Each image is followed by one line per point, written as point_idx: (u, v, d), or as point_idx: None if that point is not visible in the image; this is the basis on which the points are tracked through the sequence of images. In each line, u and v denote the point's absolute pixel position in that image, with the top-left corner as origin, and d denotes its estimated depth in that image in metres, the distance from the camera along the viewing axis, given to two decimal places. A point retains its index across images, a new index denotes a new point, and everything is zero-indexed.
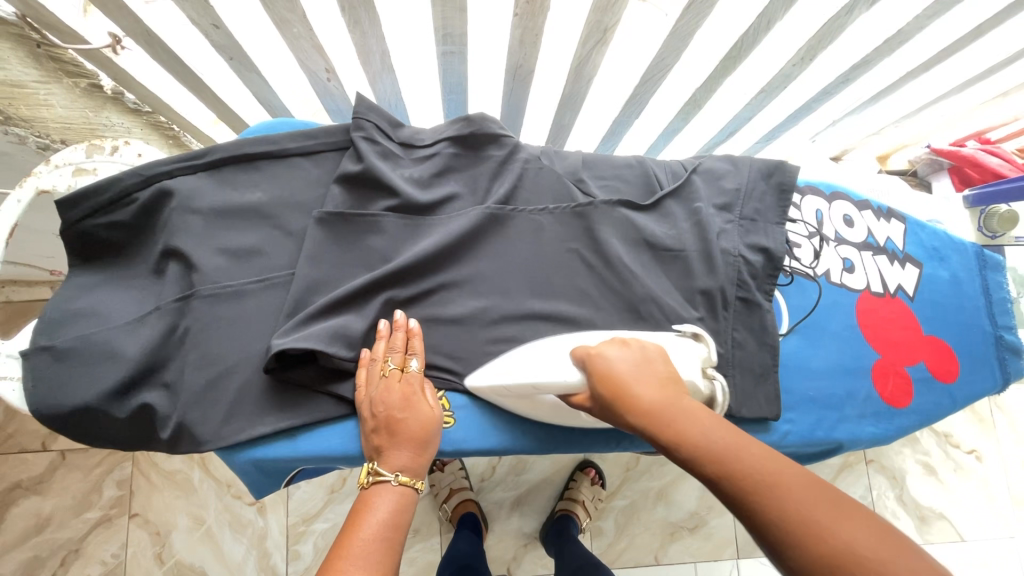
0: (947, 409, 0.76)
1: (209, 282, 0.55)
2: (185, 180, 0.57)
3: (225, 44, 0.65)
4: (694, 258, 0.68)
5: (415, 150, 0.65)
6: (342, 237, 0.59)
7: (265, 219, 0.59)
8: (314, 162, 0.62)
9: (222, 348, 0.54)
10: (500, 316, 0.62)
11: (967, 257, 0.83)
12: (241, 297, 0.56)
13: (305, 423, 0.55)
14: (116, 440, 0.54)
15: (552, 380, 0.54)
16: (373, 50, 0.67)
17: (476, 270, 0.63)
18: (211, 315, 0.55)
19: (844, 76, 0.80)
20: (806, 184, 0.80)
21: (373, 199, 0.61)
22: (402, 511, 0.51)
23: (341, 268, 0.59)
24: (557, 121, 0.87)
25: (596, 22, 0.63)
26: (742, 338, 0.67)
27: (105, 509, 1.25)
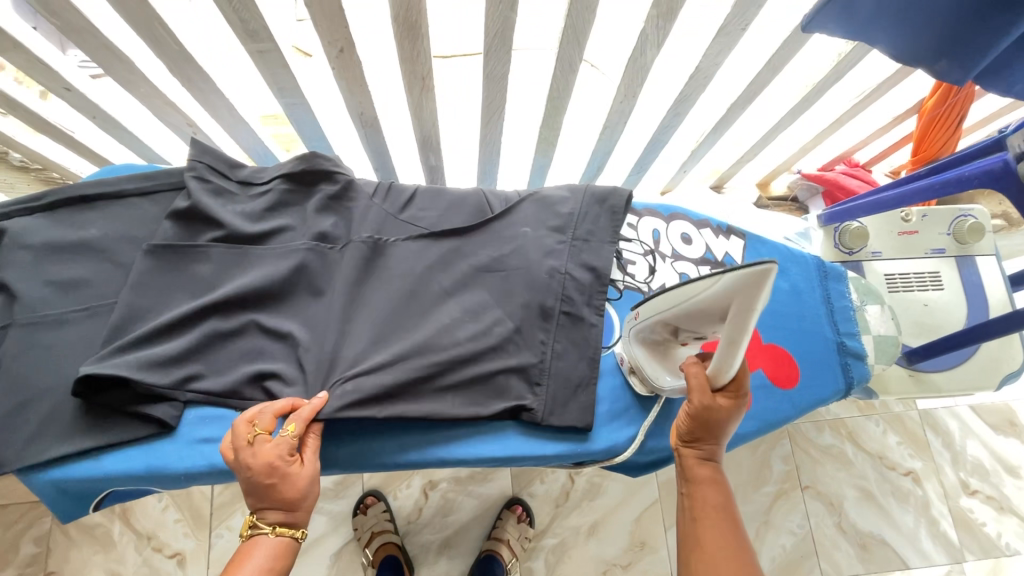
0: (787, 415, 0.78)
1: (28, 311, 0.59)
2: (21, 220, 0.63)
3: (84, 105, 0.72)
4: (518, 276, 0.72)
5: (251, 188, 0.70)
6: (166, 266, 0.64)
7: (96, 253, 0.64)
8: (147, 201, 0.67)
9: (34, 372, 0.57)
10: (320, 337, 0.64)
11: (808, 269, 0.87)
12: (61, 324, 0.60)
13: (106, 443, 0.57)
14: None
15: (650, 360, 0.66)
16: (218, 103, 0.74)
17: (301, 295, 0.66)
18: (26, 341, 0.58)
19: (673, 111, 0.85)
20: (645, 206, 0.86)
21: (201, 231, 0.66)
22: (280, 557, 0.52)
23: (164, 296, 0.63)
24: (423, 161, 0.94)
25: (411, 71, 0.71)
26: (563, 350, 0.69)
27: (21, 567, 1.28)
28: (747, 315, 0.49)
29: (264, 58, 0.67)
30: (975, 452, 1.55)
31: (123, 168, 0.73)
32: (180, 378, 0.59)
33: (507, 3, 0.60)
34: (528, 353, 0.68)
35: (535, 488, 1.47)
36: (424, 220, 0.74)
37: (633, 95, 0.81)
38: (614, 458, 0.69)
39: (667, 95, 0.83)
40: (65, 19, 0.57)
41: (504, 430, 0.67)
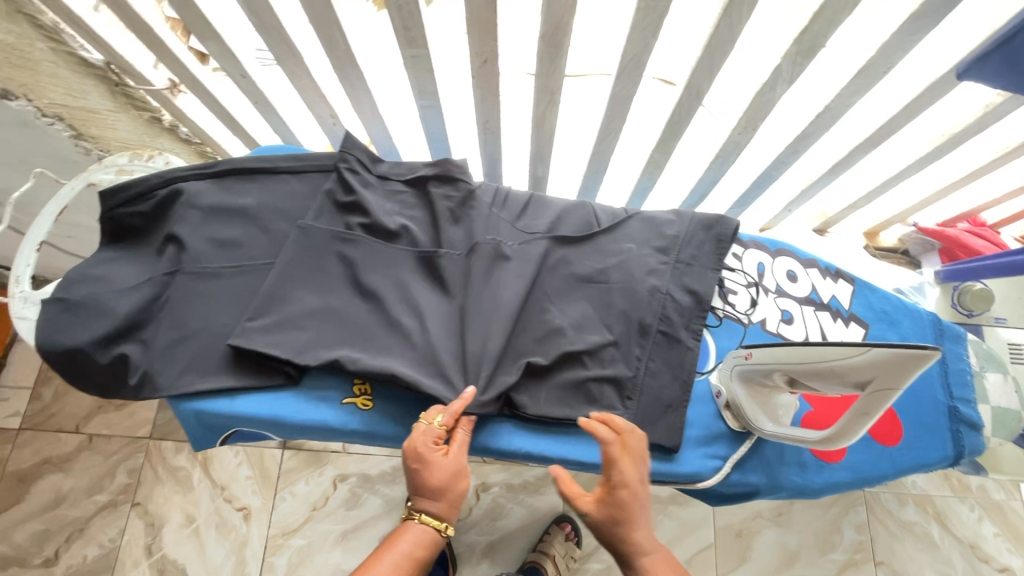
0: (886, 473, 0.73)
1: (194, 262, 0.68)
2: (194, 183, 0.72)
3: (252, 90, 0.82)
4: (617, 291, 0.73)
5: (388, 183, 0.76)
6: (312, 246, 0.69)
7: (249, 219, 0.72)
8: (297, 180, 0.74)
9: (191, 316, 0.65)
10: (440, 334, 0.68)
11: (921, 324, 0.83)
12: (216, 277, 0.68)
13: (244, 385, 0.64)
14: (93, 383, 0.65)
15: (749, 401, 0.67)
16: (363, 100, 0.82)
17: (416, 286, 0.70)
18: (189, 287, 0.66)
19: (792, 147, 0.84)
20: (751, 239, 0.85)
21: (345, 217, 0.72)
22: (427, 542, 0.56)
23: (300, 269, 0.68)
24: (531, 171, 0.98)
25: (543, 86, 0.75)
26: (656, 368, 0.70)
27: (113, 494, 1.41)
28: (886, 393, 0.50)
29: (414, 63, 0.73)
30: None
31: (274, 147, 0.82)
32: (306, 349, 0.64)
33: (651, 29, 0.64)
34: (622, 367, 0.69)
35: None
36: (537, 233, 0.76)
37: (753, 128, 0.81)
38: (697, 483, 0.68)
39: (789, 130, 0.82)
40: (261, 15, 0.66)
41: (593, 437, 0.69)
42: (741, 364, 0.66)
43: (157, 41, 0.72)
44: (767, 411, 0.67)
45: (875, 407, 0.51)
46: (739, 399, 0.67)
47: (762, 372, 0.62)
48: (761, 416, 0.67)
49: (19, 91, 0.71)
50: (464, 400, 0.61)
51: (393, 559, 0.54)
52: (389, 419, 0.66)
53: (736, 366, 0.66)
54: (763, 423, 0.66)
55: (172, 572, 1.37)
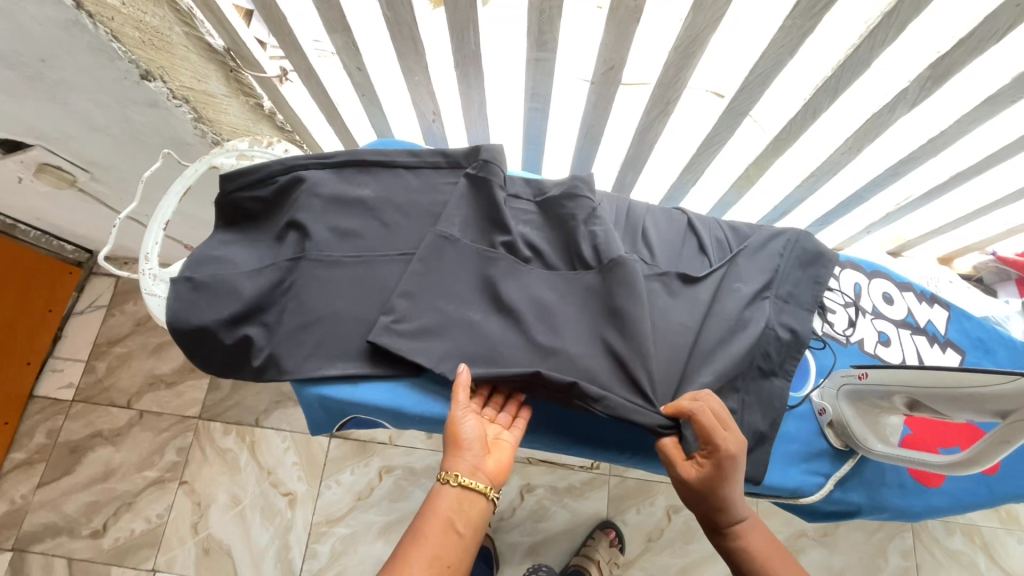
0: (981, 500, 0.73)
1: (317, 250, 0.69)
2: (315, 172, 0.73)
3: (362, 83, 0.84)
4: (721, 323, 0.70)
5: (518, 200, 0.75)
6: (441, 259, 0.69)
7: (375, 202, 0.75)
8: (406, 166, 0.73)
9: (316, 302, 0.67)
10: (569, 357, 0.66)
11: (1016, 354, 0.83)
12: (339, 266, 0.69)
13: (368, 373, 0.65)
14: (216, 362, 0.67)
15: (857, 422, 0.67)
16: (473, 99, 0.83)
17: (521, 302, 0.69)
18: (313, 274, 0.68)
19: (893, 169, 0.85)
20: (848, 259, 0.85)
21: (474, 231, 0.72)
22: (476, 504, 0.59)
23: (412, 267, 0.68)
24: (619, 178, 0.99)
25: (660, 96, 0.76)
26: (752, 404, 0.69)
27: (162, 470, 1.41)
28: None
29: (536, 66, 0.74)
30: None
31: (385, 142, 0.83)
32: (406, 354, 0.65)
33: (789, 47, 0.64)
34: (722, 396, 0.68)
35: (629, 517, 1.45)
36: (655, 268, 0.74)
37: (858, 150, 0.81)
38: (799, 499, 0.69)
39: (892, 152, 0.82)
40: (399, 12, 0.68)
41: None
42: (854, 385, 0.66)
43: (286, 30, 0.74)
44: (875, 432, 0.67)
45: (1014, 436, 0.52)
46: (850, 418, 0.68)
47: (881, 393, 0.62)
48: (868, 436, 0.67)
49: (157, 70, 0.71)
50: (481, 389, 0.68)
51: (444, 528, 0.56)
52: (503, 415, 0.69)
53: (848, 385, 0.67)
54: (871, 445, 0.66)
55: (217, 552, 1.36)
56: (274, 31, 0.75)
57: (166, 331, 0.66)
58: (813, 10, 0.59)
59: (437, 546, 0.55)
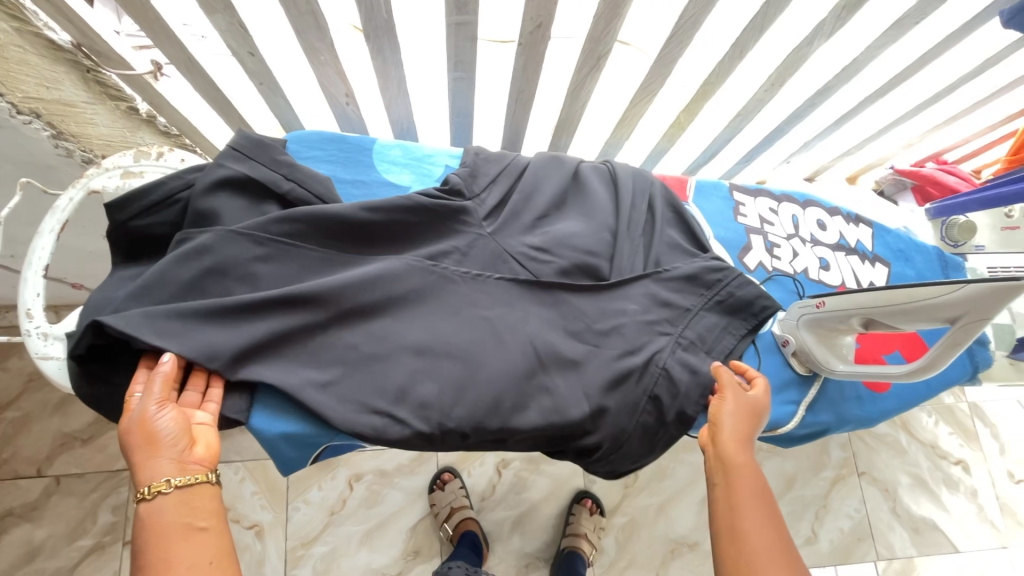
0: (923, 395, 0.81)
1: (238, 264, 0.60)
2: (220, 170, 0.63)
3: (257, 70, 0.73)
4: (606, 361, 0.67)
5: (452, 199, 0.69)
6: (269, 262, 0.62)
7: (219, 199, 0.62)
8: (240, 160, 0.63)
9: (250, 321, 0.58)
10: (395, 375, 0.60)
11: (930, 259, 0.91)
12: (269, 278, 0.61)
13: (340, 395, 0.58)
14: (105, 409, 0.55)
15: (819, 348, 0.71)
16: (391, 75, 0.75)
17: (435, 300, 0.65)
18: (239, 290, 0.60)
19: (810, 101, 0.88)
20: (782, 193, 0.88)
21: (300, 240, 0.63)
22: (206, 496, 0.48)
23: (294, 274, 0.63)
24: (554, 141, 0.96)
25: (591, 50, 0.72)
26: (625, 441, 0.67)
27: (98, 536, 1.24)
28: (979, 322, 0.55)
29: (456, 32, 0.68)
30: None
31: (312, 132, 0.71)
32: (311, 389, 0.57)
33: None
34: (665, 387, 0.68)
35: (604, 468, 1.49)
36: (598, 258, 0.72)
37: (779, 85, 0.83)
38: (777, 430, 0.73)
39: (809, 84, 0.85)
40: None
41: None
42: (813, 314, 0.69)
43: (151, 15, 0.62)
44: (832, 358, 0.71)
45: (963, 339, 0.57)
46: (807, 345, 0.72)
47: (840, 317, 0.66)
48: (828, 360, 0.71)
49: None
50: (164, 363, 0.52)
51: (180, 533, 0.45)
52: None
53: (809, 316, 0.70)
54: (831, 366, 0.71)
55: None
56: (138, 17, 0.62)
57: (78, 401, 0.55)
58: None
59: (187, 557, 0.44)
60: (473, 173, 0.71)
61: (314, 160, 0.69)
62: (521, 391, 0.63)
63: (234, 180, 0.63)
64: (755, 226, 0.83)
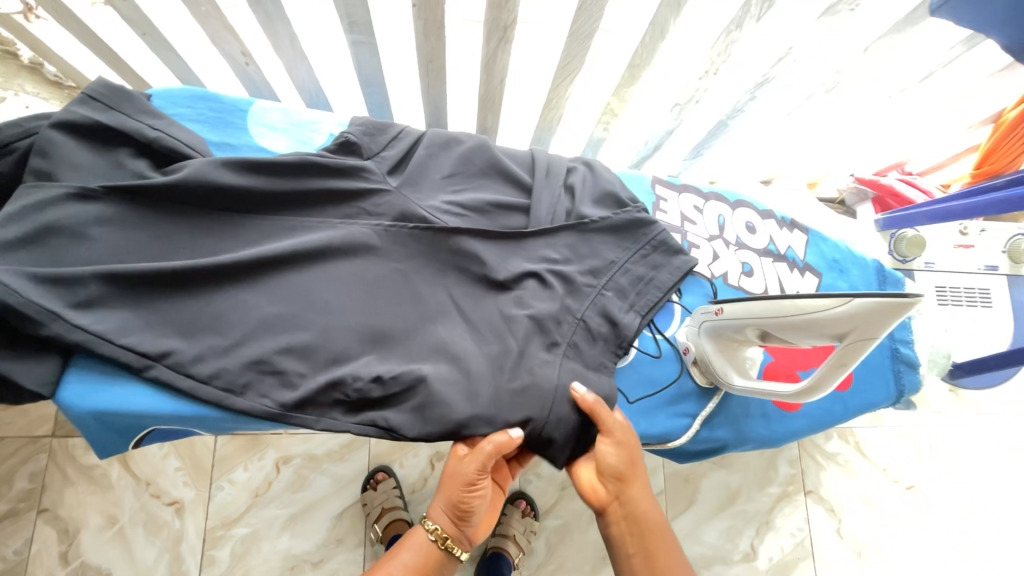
0: (839, 417, 0.77)
1: (80, 220, 0.56)
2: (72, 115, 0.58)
3: (135, 18, 0.67)
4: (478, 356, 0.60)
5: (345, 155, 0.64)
6: (119, 226, 0.57)
7: (64, 150, 0.57)
8: (97, 109, 0.58)
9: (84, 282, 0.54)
10: (242, 356, 0.56)
11: (867, 272, 0.85)
12: (115, 240, 0.57)
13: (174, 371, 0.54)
14: None
15: (719, 360, 0.66)
16: (280, 32, 0.70)
17: (300, 277, 0.60)
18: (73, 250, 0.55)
19: (752, 91, 0.84)
20: (711, 191, 0.83)
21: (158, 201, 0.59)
22: None
23: (146, 240, 0.58)
24: (480, 122, 0.90)
25: (495, 19, 0.67)
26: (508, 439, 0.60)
27: (13, 502, 1.18)
28: (864, 342, 0.50)
29: None
30: (993, 474, 1.43)
31: (184, 90, 0.67)
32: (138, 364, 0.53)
33: None
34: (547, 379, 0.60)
35: (541, 468, 1.41)
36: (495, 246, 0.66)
37: (715, 73, 0.79)
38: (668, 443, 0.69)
39: (749, 75, 0.81)
40: None
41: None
42: (713, 322, 0.64)
43: None
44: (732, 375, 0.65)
45: (847, 361, 0.52)
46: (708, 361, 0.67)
47: (735, 327, 0.61)
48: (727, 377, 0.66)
49: None
50: None
51: None
52: None
53: (709, 325, 0.64)
54: (729, 379, 0.65)
55: None
56: None
57: None
58: None
59: None
60: (371, 131, 0.66)
61: (187, 115, 0.66)
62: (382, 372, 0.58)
63: (86, 128, 0.58)
64: (675, 224, 0.78)
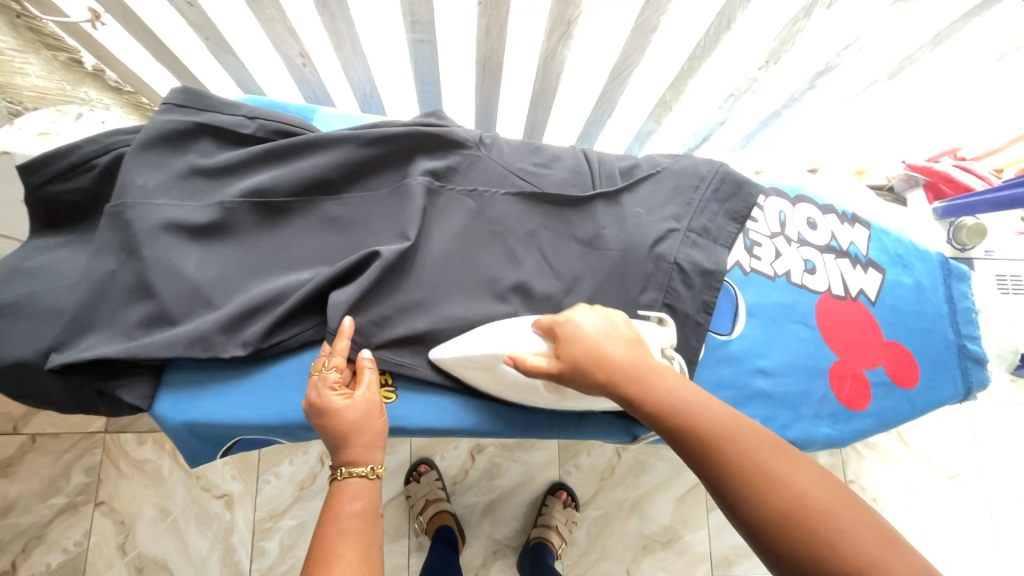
0: (905, 415, 0.75)
1: (189, 217, 0.57)
2: (167, 121, 0.59)
3: (200, 23, 0.67)
4: None
5: (417, 162, 0.66)
6: (230, 220, 0.58)
7: (161, 159, 0.58)
8: (189, 112, 0.60)
9: (196, 283, 0.55)
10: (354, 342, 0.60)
11: (931, 266, 0.83)
12: (227, 236, 0.59)
13: (288, 356, 0.58)
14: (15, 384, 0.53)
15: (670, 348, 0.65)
16: (342, 35, 0.69)
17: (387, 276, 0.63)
18: (182, 249, 0.56)
19: (811, 81, 0.82)
20: (771, 186, 0.81)
21: (263, 189, 0.59)
22: (362, 491, 0.52)
23: (256, 230, 0.60)
24: (530, 117, 0.89)
25: (560, 14, 0.65)
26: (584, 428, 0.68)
27: (70, 496, 1.20)
28: None
29: None
30: None
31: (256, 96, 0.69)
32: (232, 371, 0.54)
33: None
34: None
35: (580, 460, 1.42)
36: (576, 221, 0.70)
37: (775, 63, 0.77)
38: None
39: (810, 64, 0.79)
40: None
41: (601, 416, 0.68)
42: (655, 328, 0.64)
43: None
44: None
45: None
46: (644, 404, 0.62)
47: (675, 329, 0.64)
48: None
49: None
50: (369, 485, 0.53)
51: (346, 521, 0.49)
52: (417, 411, 0.63)
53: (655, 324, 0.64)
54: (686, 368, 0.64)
55: (151, 570, 1.20)
56: None
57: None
58: None
59: (339, 527, 0.49)
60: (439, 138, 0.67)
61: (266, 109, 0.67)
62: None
63: (181, 132, 0.59)
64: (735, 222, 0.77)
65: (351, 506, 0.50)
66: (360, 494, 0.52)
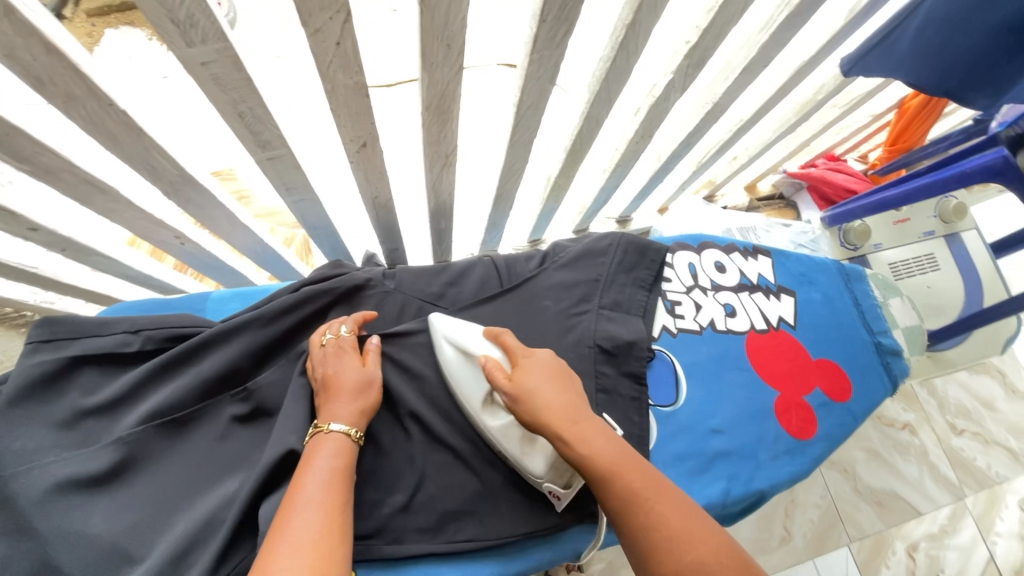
0: (850, 427, 0.79)
1: (84, 467, 0.50)
2: (35, 366, 0.54)
3: (52, 240, 0.62)
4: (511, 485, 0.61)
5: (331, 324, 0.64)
6: (136, 455, 0.53)
7: (38, 410, 0.53)
8: (60, 348, 0.55)
9: (106, 544, 0.48)
10: None
11: (832, 275, 0.90)
12: (135, 474, 0.53)
13: None
14: None
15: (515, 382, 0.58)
16: (216, 214, 0.67)
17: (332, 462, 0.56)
18: (83, 511, 0.49)
19: (685, 141, 0.86)
20: (674, 242, 0.85)
21: (167, 409, 0.55)
22: (338, 444, 0.48)
23: (169, 455, 0.55)
24: (434, 227, 0.89)
25: (435, 152, 0.65)
26: (568, 552, 0.63)
27: None
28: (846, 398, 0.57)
29: (273, 164, 0.60)
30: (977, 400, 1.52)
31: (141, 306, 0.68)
32: None
33: (545, 78, 0.57)
34: None
35: None
36: (502, 329, 0.69)
37: (650, 135, 0.79)
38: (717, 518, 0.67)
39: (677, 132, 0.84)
40: (38, 163, 0.48)
41: (580, 534, 0.64)
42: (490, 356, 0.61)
43: None
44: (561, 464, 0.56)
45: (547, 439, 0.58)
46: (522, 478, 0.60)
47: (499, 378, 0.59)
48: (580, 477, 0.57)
49: None
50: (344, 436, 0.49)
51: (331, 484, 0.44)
52: None
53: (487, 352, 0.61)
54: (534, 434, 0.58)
55: None
56: None
57: None
58: (556, 39, 0.50)
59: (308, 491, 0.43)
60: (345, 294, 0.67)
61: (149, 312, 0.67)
62: (446, 500, 0.59)
63: (54, 374, 0.54)
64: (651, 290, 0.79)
65: (326, 460, 0.46)
66: (336, 446, 0.48)
